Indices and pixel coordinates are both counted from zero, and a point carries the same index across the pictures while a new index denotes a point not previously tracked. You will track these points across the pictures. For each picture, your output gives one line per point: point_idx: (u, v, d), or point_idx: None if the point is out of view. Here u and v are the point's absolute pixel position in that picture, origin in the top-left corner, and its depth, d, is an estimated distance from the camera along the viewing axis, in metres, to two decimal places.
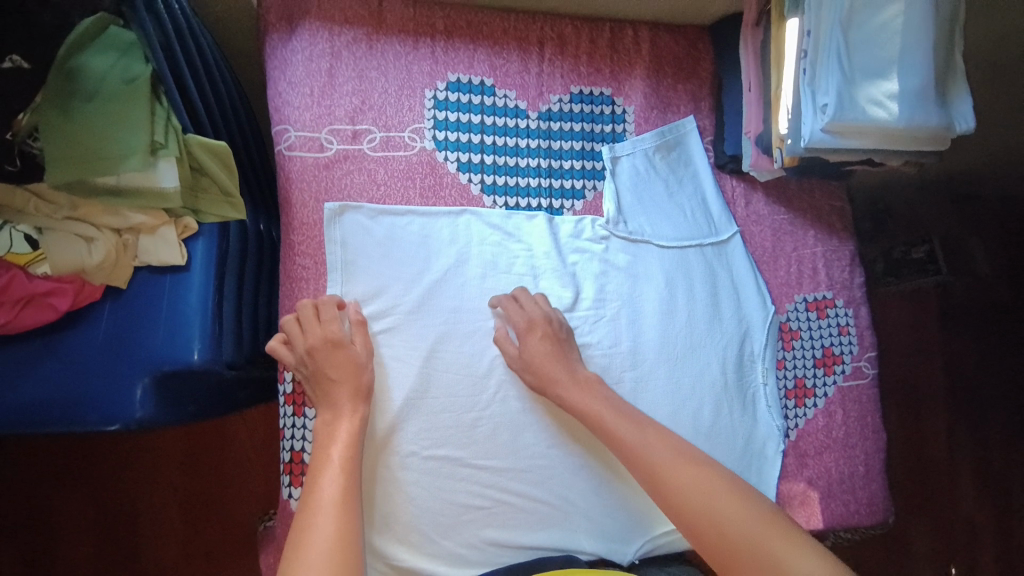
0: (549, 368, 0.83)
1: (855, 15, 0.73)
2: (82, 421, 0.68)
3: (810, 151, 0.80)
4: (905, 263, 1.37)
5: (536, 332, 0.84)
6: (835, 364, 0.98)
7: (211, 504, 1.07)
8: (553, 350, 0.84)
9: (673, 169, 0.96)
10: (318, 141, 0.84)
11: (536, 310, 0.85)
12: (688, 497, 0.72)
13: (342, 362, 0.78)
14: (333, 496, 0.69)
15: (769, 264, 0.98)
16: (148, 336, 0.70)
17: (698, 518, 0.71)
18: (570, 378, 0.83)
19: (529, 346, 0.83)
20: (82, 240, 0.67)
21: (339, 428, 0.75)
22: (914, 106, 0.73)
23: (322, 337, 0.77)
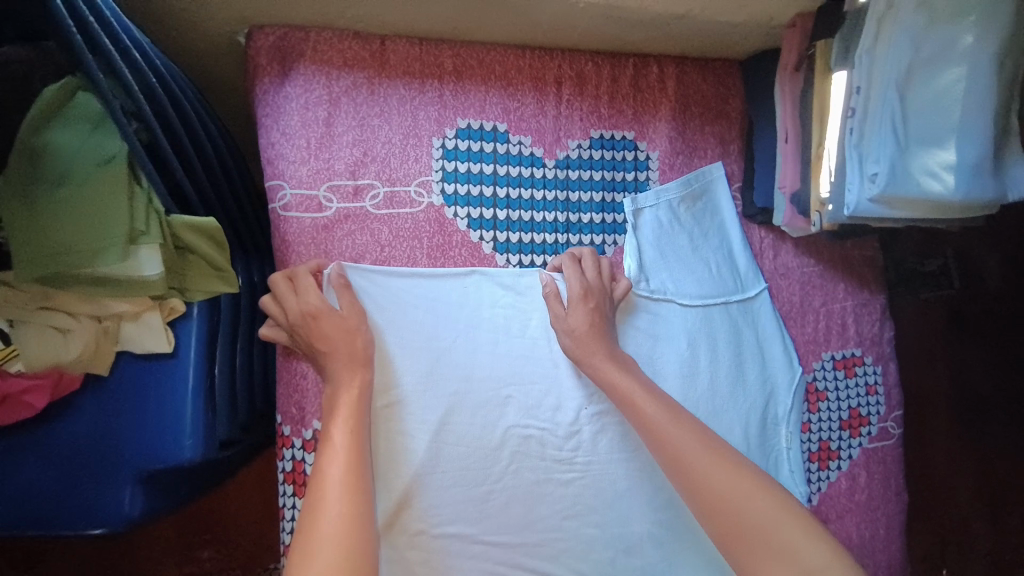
0: (594, 344, 0.78)
1: (912, 76, 0.67)
2: (63, 529, 0.62)
3: (852, 220, 0.74)
4: (919, 275, 1.24)
5: (590, 303, 0.79)
6: (861, 426, 0.95)
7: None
8: (596, 327, 0.79)
9: (697, 221, 0.90)
10: (316, 200, 0.76)
11: (595, 276, 0.81)
12: (707, 478, 0.65)
13: (332, 330, 0.71)
14: (340, 483, 0.61)
15: (797, 319, 0.93)
16: (136, 431, 0.65)
17: (717, 503, 0.63)
18: (610, 355, 0.77)
19: (576, 316, 0.79)
20: (57, 331, 0.61)
21: (349, 403, 0.68)
22: (971, 180, 0.66)
23: (310, 305, 0.70)
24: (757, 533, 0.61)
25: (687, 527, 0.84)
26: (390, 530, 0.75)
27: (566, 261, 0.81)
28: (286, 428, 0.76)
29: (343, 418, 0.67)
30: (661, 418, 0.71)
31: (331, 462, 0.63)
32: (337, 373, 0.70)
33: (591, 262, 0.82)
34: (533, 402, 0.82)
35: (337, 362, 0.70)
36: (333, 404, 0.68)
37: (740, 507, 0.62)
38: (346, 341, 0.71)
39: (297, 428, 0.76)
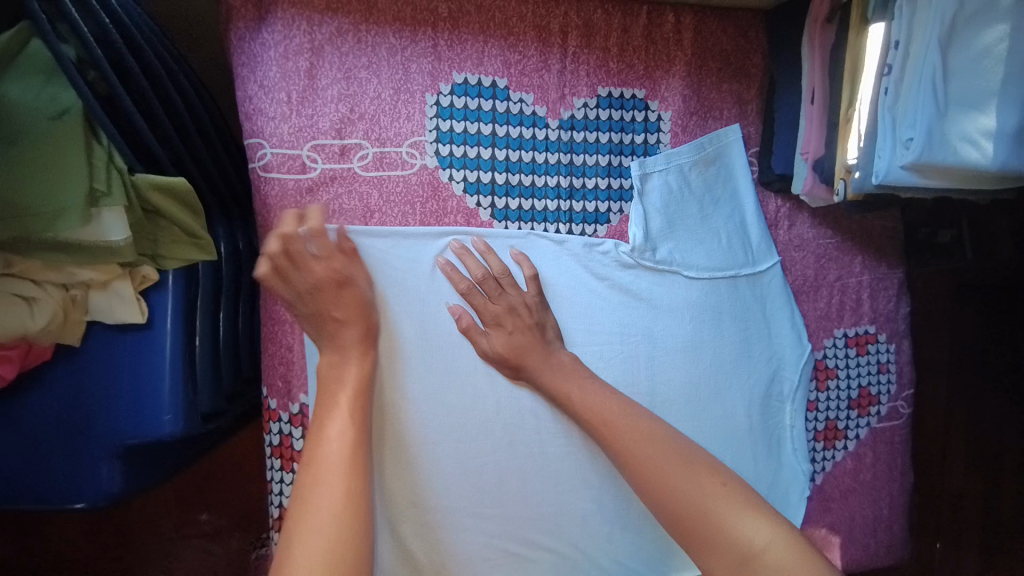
0: (531, 355, 0.74)
1: (957, 30, 0.60)
2: (42, 504, 0.60)
3: (881, 188, 0.68)
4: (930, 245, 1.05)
5: (507, 327, 0.74)
6: (870, 405, 0.91)
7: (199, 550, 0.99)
8: (528, 338, 0.74)
9: (710, 187, 0.84)
10: (299, 160, 0.71)
11: (506, 299, 0.75)
12: (656, 464, 0.64)
13: (347, 304, 0.68)
14: (337, 462, 0.59)
15: (810, 295, 0.88)
16: (111, 406, 0.61)
17: (660, 492, 0.63)
18: (548, 359, 0.74)
19: (495, 344, 0.74)
20: (21, 301, 0.56)
21: (349, 379, 0.66)
22: (1013, 150, 0.61)
23: (331, 270, 0.67)
24: (700, 518, 0.59)
25: None
26: (389, 501, 0.74)
27: (479, 277, 0.74)
28: (272, 401, 0.73)
29: (340, 393, 0.65)
30: (616, 414, 0.70)
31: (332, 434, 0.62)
32: (347, 347, 0.67)
33: (503, 274, 0.76)
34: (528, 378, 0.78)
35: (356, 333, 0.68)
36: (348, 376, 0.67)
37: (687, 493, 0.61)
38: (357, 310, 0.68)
39: (282, 399, 0.73)
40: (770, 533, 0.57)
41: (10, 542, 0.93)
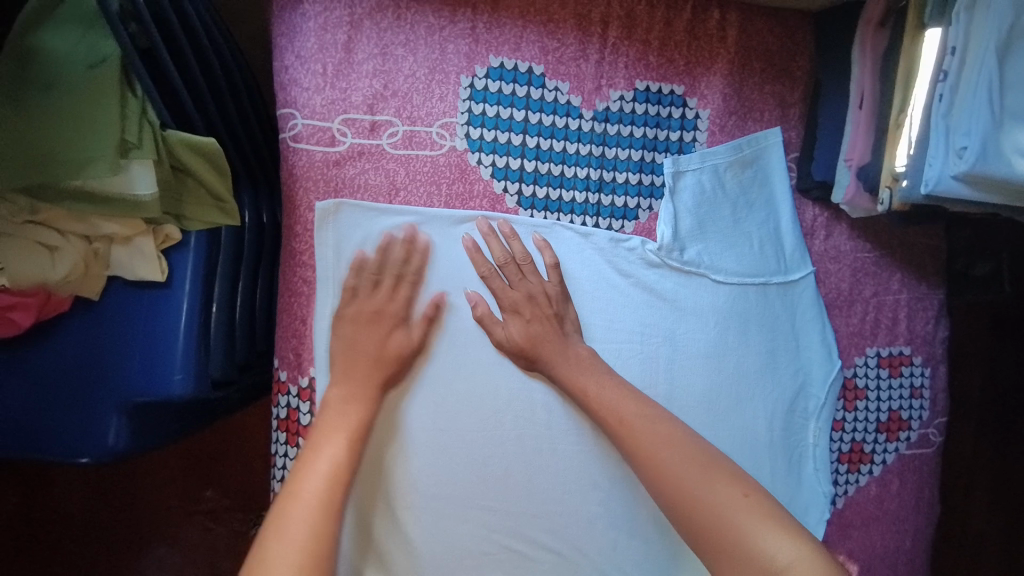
0: (548, 344, 0.73)
1: (1015, 42, 0.58)
2: (45, 453, 0.60)
3: (928, 199, 0.65)
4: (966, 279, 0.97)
5: (525, 315, 0.73)
6: (900, 430, 0.86)
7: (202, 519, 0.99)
8: (547, 328, 0.73)
9: (745, 190, 0.81)
10: (329, 132, 0.71)
11: (526, 286, 0.74)
12: (672, 465, 0.62)
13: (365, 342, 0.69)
14: (320, 491, 0.58)
15: (843, 309, 0.84)
16: (123, 360, 0.61)
17: (675, 496, 0.60)
18: (567, 354, 0.73)
19: (513, 332, 0.73)
20: (43, 249, 0.57)
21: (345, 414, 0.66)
22: None
23: (355, 314, 0.69)
24: (715, 524, 0.57)
25: None
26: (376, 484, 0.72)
27: (502, 261, 0.73)
28: (283, 373, 0.72)
29: (339, 429, 0.64)
30: (633, 415, 0.68)
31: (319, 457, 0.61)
32: (363, 386, 0.68)
33: (526, 261, 0.74)
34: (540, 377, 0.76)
35: (375, 380, 0.68)
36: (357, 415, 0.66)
37: (705, 497, 0.58)
38: (385, 355, 0.69)
39: (293, 372, 0.72)
40: (790, 546, 0.54)
41: (19, 497, 0.94)
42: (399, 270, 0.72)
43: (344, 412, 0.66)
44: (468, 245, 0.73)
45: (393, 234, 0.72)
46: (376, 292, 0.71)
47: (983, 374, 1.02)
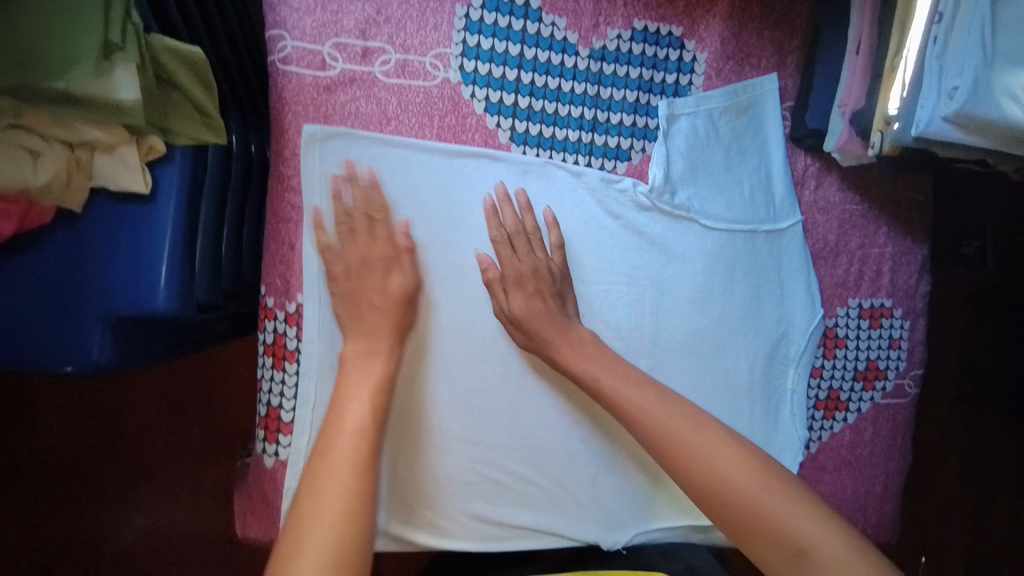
0: (541, 305, 0.72)
1: None
2: (31, 364, 0.60)
3: (918, 142, 0.65)
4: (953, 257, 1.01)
5: (528, 288, 0.73)
6: (877, 379, 0.88)
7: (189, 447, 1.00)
8: (545, 303, 0.73)
9: (738, 136, 0.81)
10: (319, 56, 0.69)
11: (531, 259, 0.74)
12: (701, 458, 0.62)
13: (373, 297, 0.69)
14: (351, 450, 0.59)
15: (828, 260, 0.86)
16: (107, 274, 0.61)
17: (709, 489, 0.61)
18: (568, 339, 0.72)
19: (514, 304, 0.72)
20: (27, 155, 0.55)
21: (366, 370, 0.66)
22: None
23: (347, 264, 0.69)
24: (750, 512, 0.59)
25: None
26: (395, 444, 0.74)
27: (512, 229, 0.74)
28: (270, 300, 0.73)
29: (361, 385, 0.65)
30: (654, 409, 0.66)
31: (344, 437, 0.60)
32: (376, 340, 0.68)
33: (534, 232, 0.75)
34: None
35: (383, 330, 0.68)
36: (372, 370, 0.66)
37: (735, 488, 0.60)
38: (388, 297, 0.69)
39: (279, 298, 0.73)
40: (823, 529, 0.57)
41: (6, 427, 0.95)
42: (367, 207, 0.70)
43: (365, 366, 0.66)
44: (489, 208, 0.74)
45: (355, 155, 0.71)
46: (357, 240, 0.70)
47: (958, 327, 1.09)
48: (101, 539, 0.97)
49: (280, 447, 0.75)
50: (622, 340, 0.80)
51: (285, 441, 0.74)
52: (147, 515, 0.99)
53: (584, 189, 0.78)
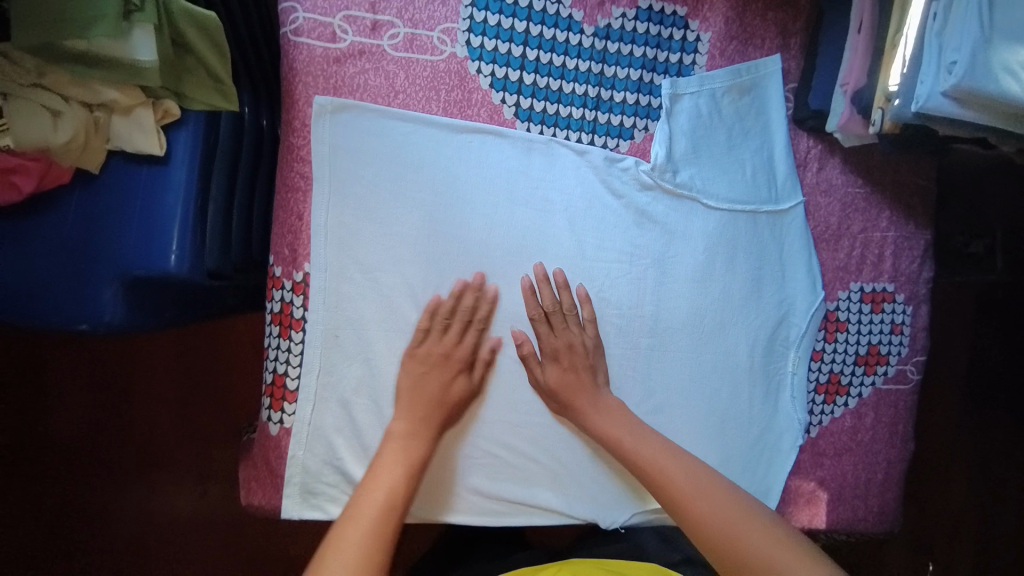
0: (570, 357, 0.76)
1: None
2: (41, 320, 0.61)
3: (919, 118, 0.66)
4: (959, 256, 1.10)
5: (564, 363, 0.76)
6: (878, 364, 0.88)
7: (196, 417, 1.05)
8: (576, 370, 0.76)
9: (741, 117, 0.82)
10: (330, 28, 0.72)
11: (568, 335, 0.77)
12: (718, 518, 0.66)
13: (425, 390, 0.73)
14: (370, 518, 0.64)
15: (830, 243, 0.86)
16: (121, 233, 0.63)
17: (726, 544, 0.65)
18: (596, 407, 0.76)
19: (548, 375, 0.76)
20: (47, 113, 0.57)
21: (406, 450, 0.70)
22: None
23: (425, 355, 0.74)
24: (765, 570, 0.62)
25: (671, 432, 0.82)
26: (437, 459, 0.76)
27: (550, 307, 0.76)
28: (277, 270, 0.74)
29: (398, 463, 0.69)
30: (682, 481, 0.70)
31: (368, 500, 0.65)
32: (428, 423, 0.73)
33: (573, 312, 0.77)
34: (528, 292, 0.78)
35: (440, 416, 0.73)
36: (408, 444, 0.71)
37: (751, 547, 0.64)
38: (448, 396, 0.74)
39: (287, 269, 0.74)
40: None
41: (28, 395, 1.02)
42: (467, 316, 0.75)
43: (407, 447, 0.71)
44: (527, 286, 0.76)
45: (364, 128, 0.73)
46: (445, 336, 0.75)
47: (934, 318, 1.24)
48: (105, 503, 1.03)
49: (285, 414, 0.75)
50: (622, 317, 0.81)
51: (289, 409, 0.75)
52: (150, 484, 1.04)
53: (586, 165, 0.79)
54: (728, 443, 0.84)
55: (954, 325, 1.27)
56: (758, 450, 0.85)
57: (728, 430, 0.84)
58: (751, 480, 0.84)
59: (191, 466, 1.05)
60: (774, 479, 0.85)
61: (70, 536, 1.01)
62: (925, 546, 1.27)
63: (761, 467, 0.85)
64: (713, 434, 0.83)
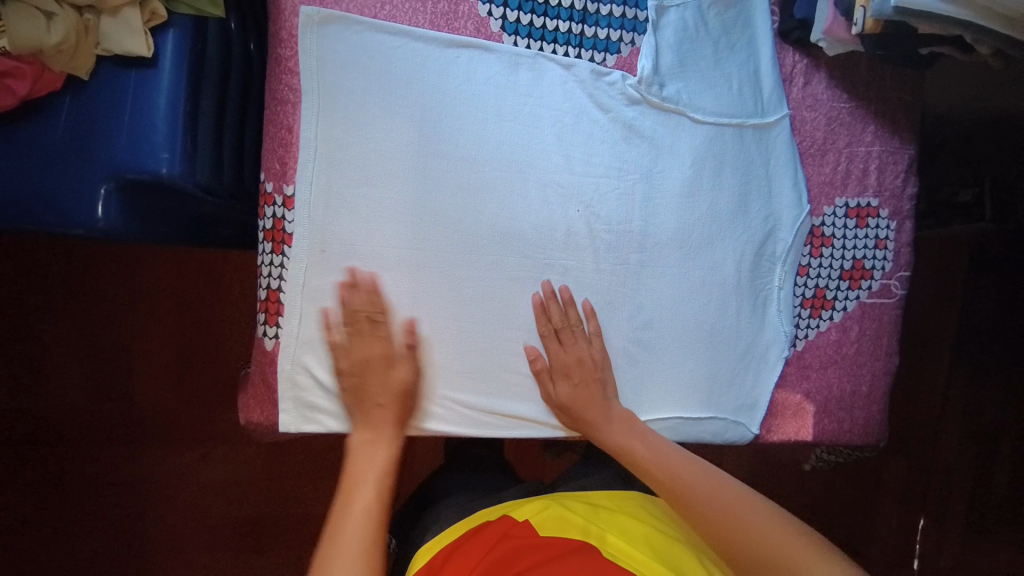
0: (584, 372, 0.79)
1: None
2: (41, 224, 0.62)
3: (899, 13, 0.67)
4: (947, 206, 1.16)
5: (574, 378, 0.79)
6: (863, 278, 0.89)
7: (202, 353, 1.15)
8: (589, 391, 0.78)
9: (727, 31, 0.84)
10: None
11: (577, 350, 0.79)
12: (694, 486, 0.70)
13: (378, 385, 0.73)
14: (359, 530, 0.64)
15: (815, 158, 0.88)
16: (110, 136, 0.64)
17: (707, 513, 0.68)
18: (606, 417, 0.77)
19: (560, 392, 0.78)
20: (41, 14, 0.57)
21: (373, 452, 0.71)
22: None
23: (352, 361, 0.74)
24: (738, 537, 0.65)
25: (661, 343, 0.84)
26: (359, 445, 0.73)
27: (561, 323, 0.79)
28: (269, 186, 0.74)
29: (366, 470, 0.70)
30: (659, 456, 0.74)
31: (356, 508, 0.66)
32: (381, 427, 0.73)
33: (579, 327, 0.80)
34: (520, 206, 0.79)
35: (391, 416, 0.73)
36: (366, 446, 0.72)
37: (724, 511, 0.67)
38: (391, 388, 0.74)
39: (278, 185, 0.73)
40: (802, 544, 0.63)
41: (44, 331, 1.11)
42: (369, 313, 0.74)
43: (371, 451, 0.71)
44: (536, 303, 0.79)
45: (352, 39, 0.74)
46: (361, 335, 0.74)
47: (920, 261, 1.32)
48: (103, 420, 1.12)
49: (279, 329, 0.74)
50: (612, 233, 0.82)
51: (284, 324, 0.74)
52: (149, 408, 1.13)
53: (574, 78, 0.81)
54: (715, 356, 0.86)
55: (945, 264, 1.31)
56: (744, 364, 0.87)
57: (716, 345, 0.86)
58: (737, 392, 0.87)
59: (191, 398, 1.14)
60: (761, 391, 0.88)
61: (68, 444, 1.11)
62: (902, 472, 1.34)
63: (749, 378, 0.87)
64: (702, 348, 0.85)
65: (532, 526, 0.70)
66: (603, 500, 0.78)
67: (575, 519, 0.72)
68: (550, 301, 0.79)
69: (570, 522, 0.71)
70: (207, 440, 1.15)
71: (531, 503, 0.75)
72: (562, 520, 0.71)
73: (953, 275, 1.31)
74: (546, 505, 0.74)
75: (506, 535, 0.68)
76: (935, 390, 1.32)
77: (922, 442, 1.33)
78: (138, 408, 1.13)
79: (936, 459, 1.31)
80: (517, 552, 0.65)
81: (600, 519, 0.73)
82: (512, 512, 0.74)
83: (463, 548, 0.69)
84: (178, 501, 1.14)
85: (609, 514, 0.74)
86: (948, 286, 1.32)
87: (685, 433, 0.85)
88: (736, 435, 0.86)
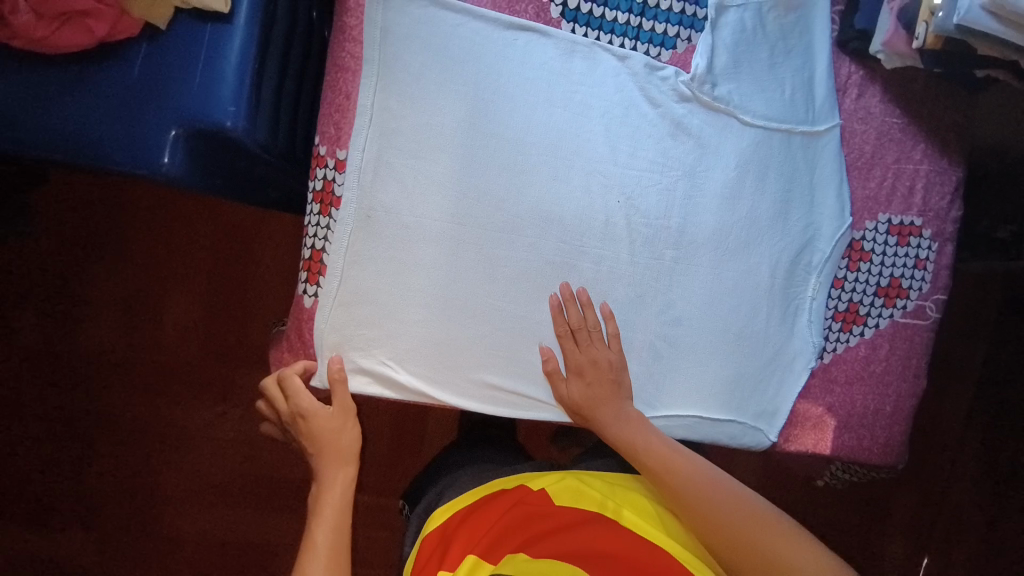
0: (600, 374, 0.79)
1: None
2: (108, 160, 0.65)
3: (960, 32, 0.67)
4: (984, 241, 1.12)
5: (587, 378, 0.79)
6: (898, 297, 0.88)
7: (233, 312, 1.18)
8: (606, 388, 0.79)
9: (785, 35, 0.85)
10: None
11: (592, 351, 0.79)
12: (697, 487, 0.71)
13: (317, 432, 0.77)
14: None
15: (861, 172, 0.88)
16: (182, 85, 0.66)
17: (708, 516, 0.68)
18: (620, 416, 0.78)
19: (573, 391, 0.79)
20: None
21: (326, 497, 0.75)
22: None
23: (294, 418, 0.77)
24: (738, 539, 0.66)
25: (687, 342, 0.84)
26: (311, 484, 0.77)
27: (577, 325, 0.79)
28: (322, 149, 0.76)
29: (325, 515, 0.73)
30: (662, 451, 0.74)
31: (315, 551, 0.70)
32: (326, 470, 0.77)
33: (597, 328, 0.80)
34: (562, 191, 0.80)
35: (327, 458, 0.77)
36: (319, 498, 0.75)
37: (726, 512, 0.68)
38: (325, 433, 0.77)
39: (331, 149, 0.76)
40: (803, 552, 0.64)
41: (89, 272, 1.15)
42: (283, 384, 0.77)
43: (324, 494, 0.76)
44: (555, 304, 0.80)
45: (416, 14, 0.76)
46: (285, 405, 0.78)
47: (955, 293, 1.28)
48: (133, 367, 1.16)
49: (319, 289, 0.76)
50: (650, 227, 0.83)
51: (323, 284, 0.76)
52: (178, 358, 1.17)
53: (627, 70, 0.81)
54: (740, 362, 0.86)
55: (981, 300, 1.28)
56: (768, 372, 0.87)
57: (743, 349, 0.86)
58: (759, 398, 0.87)
59: (216, 353, 1.18)
60: (783, 400, 0.88)
61: (97, 382, 1.16)
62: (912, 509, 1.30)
63: (771, 386, 0.87)
64: (729, 351, 0.85)
65: (546, 496, 0.71)
66: (616, 477, 0.78)
67: (592, 492, 0.72)
68: (569, 301, 0.80)
69: (585, 495, 0.71)
70: (228, 396, 1.18)
71: (547, 475, 0.75)
72: (577, 493, 0.72)
73: (988, 311, 1.28)
74: (561, 477, 0.74)
75: (519, 503, 0.70)
76: (955, 428, 1.29)
77: (936, 478, 1.29)
78: (168, 356, 1.17)
79: (949, 497, 1.29)
80: (528, 520, 0.67)
81: (615, 495, 0.74)
82: (529, 481, 0.75)
83: (477, 514, 0.71)
84: (194, 453, 1.18)
85: (623, 491, 0.75)
86: (984, 322, 1.28)
87: (703, 434, 0.85)
88: (753, 441, 0.86)
